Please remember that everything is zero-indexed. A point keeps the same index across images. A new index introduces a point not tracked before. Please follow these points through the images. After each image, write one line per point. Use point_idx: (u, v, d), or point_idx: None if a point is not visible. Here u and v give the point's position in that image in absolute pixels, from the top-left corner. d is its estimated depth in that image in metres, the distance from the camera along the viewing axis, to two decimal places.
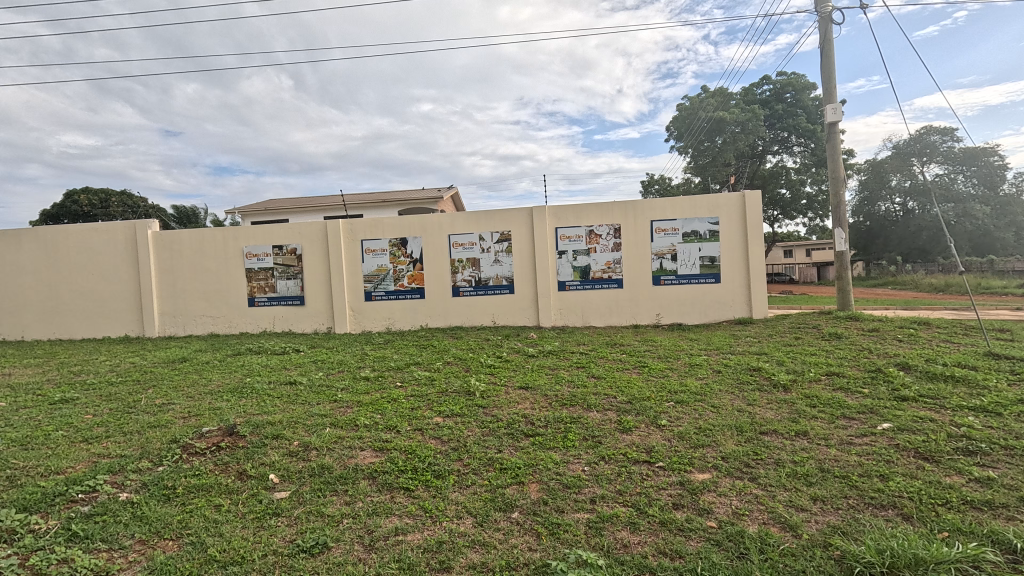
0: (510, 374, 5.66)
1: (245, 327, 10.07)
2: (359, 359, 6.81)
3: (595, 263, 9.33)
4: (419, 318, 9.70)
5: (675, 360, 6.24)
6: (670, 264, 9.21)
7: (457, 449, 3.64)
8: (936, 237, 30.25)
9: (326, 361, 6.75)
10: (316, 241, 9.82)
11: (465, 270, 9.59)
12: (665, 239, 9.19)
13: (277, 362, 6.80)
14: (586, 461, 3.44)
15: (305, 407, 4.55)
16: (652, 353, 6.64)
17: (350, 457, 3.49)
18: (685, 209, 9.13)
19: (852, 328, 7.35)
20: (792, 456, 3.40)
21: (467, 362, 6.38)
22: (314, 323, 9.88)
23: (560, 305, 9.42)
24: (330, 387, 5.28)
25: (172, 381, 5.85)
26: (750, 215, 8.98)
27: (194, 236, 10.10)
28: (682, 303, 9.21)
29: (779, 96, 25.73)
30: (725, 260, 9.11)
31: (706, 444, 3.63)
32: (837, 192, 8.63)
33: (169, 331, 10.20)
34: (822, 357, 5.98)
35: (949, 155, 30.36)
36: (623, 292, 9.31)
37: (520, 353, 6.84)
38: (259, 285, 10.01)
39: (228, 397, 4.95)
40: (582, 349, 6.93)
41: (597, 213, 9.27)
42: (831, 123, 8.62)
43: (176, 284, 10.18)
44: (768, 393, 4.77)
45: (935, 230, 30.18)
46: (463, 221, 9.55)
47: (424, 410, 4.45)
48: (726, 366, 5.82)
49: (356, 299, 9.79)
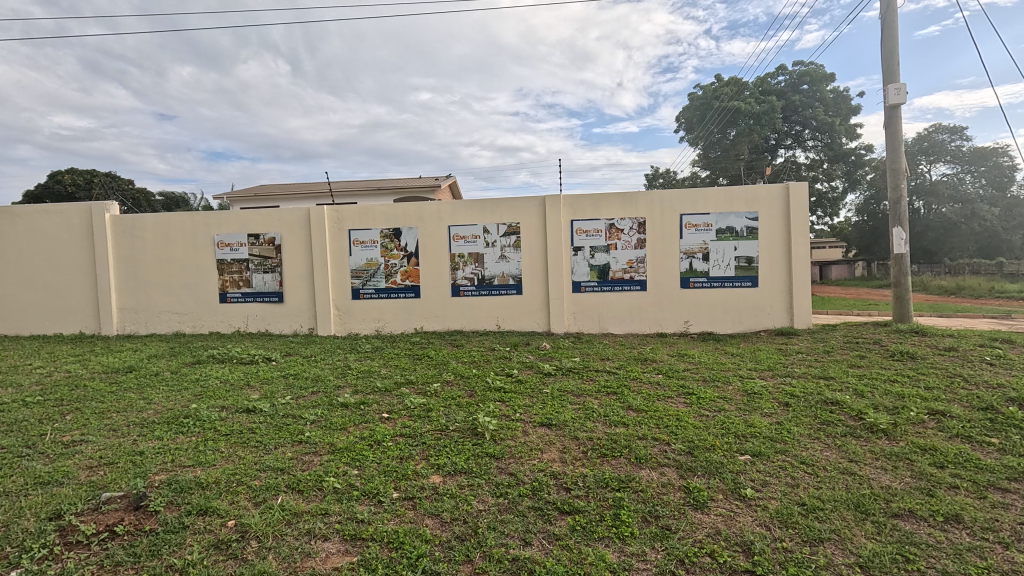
0: (527, 403, 4.51)
1: (216, 326, 8.88)
2: (339, 374, 5.65)
3: (615, 262, 8.19)
4: (413, 320, 8.55)
5: (726, 386, 5.09)
6: (701, 265, 8.08)
7: (466, 540, 2.49)
8: (941, 238, 28.80)
9: (300, 376, 5.57)
10: (297, 230, 8.62)
11: (466, 267, 8.42)
12: (697, 235, 8.04)
13: (241, 376, 5.62)
14: (657, 570, 2.31)
15: (257, 454, 3.38)
16: (695, 374, 5.49)
17: (306, 556, 2.35)
18: (720, 202, 7.99)
19: (923, 346, 6.23)
20: (966, 569, 2.28)
21: (472, 382, 5.20)
22: (295, 323, 8.71)
23: (574, 309, 8.29)
24: (297, 420, 4.12)
25: (102, 403, 4.66)
26: (795, 209, 7.82)
27: (159, 222, 8.88)
28: (714, 310, 8.08)
29: (796, 86, 24.59)
30: (765, 261, 7.98)
31: (827, 540, 2.49)
32: (895, 185, 7.51)
33: (129, 329, 9.00)
34: (909, 386, 4.85)
35: (960, 156, 29.37)
36: (646, 295, 8.18)
37: (534, 371, 5.69)
38: (232, 279, 8.81)
39: (160, 434, 3.77)
40: (609, 367, 5.78)
41: (619, 204, 8.12)
42: (892, 106, 7.48)
43: (138, 276, 8.97)
44: (869, 444, 3.63)
45: (942, 229, 28.62)
46: (465, 211, 8.37)
47: (416, 464, 3.31)
48: (793, 396, 4.70)
49: (342, 298, 8.62)
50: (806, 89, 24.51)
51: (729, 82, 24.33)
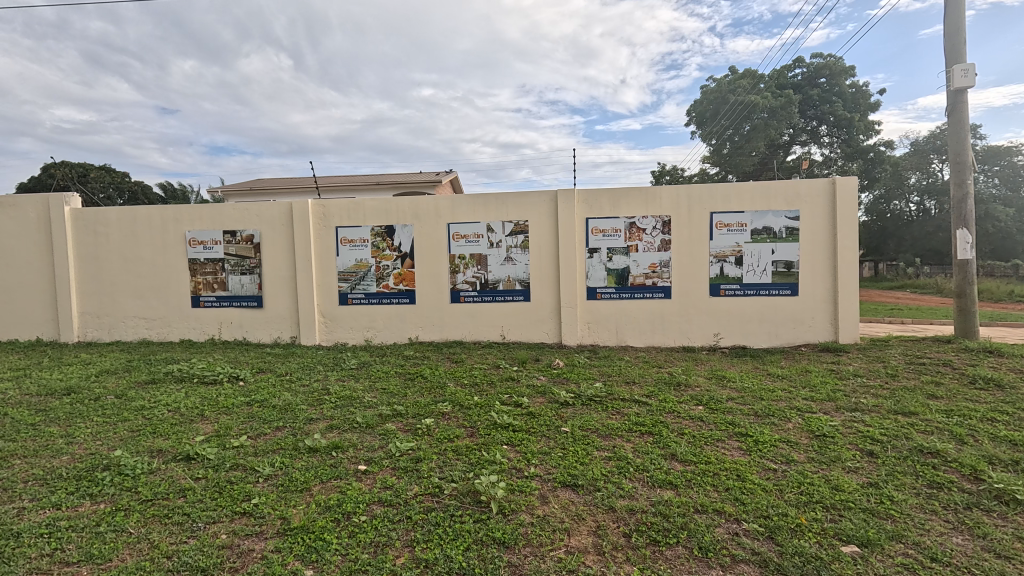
0: (543, 450, 3.59)
1: (188, 334, 7.96)
2: (315, 401, 4.72)
3: (635, 265, 7.24)
4: (407, 329, 7.62)
5: (785, 424, 4.15)
6: (733, 270, 7.13)
7: None
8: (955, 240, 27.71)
9: (266, 404, 4.62)
10: (279, 227, 7.68)
11: (468, 270, 7.49)
12: (729, 236, 7.09)
13: (196, 403, 4.68)
14: None
15: (177, 540, 2.44)
16: (743, 407, 4.53)
17: None
18: (756, 199, 7.04)
19: (1005, 370, 5.27)
20: None
21: (473, 416, 4.25)
22: (275, 330, 7.79)
23: (589, 318, 7.35)
24: (247, 476, 3.16)
25: (12, 442, 3.72)
26: (843, 207, 6.86)
27: (124, 216, 7.94)
28: (747, 321, 7.14)
29: (813, 80, 23.69)
30: (806, 267, 7.03)
31: None
32: (960, 181, 6.57)
33: (92, 336, 8.08)
34: (1017, 429, 3.88)
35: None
36: (670, 304, 7.24)
37: (546, 400, 4.73)
38: (206, 281, 7.88)
39: (57, 500, 2.83)
40: (637, 395, 4.82)
41: (641, 200, 7.18)
42: (958, 90, 6.53)
43: (100, 277, 8.04)
44: (1012, 526, 2.68)
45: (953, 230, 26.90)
46: (467, 206, 7.42)
47: (396, 559, 2.37)
48: (874, 442, 3.74)
49: (328, 303, 7.69)
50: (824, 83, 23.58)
51: (745, 75, 23.35)
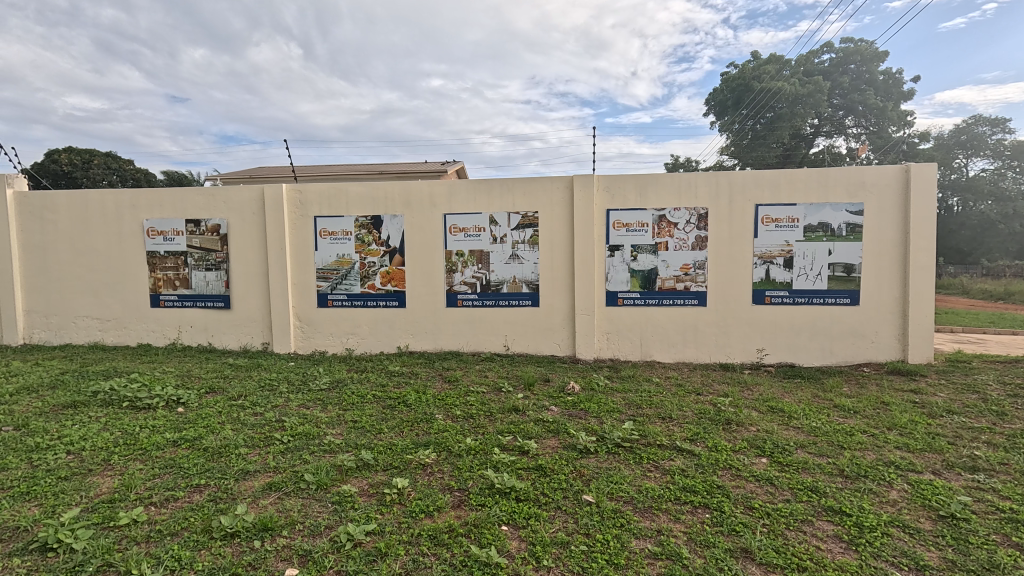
0: (560, 539, 2.49)
1: (145, 337, 6.96)
2: (261, 441, 3.65)
3: (664, 266, 6.11)
4: (396, 336, 6.57)
5: (887, 493, 3.03)
6: (781, 274, 5.98)
7: None
8: (978, 237, 25.79)
9: (196, 445, 3.56)
10: (249, 216, 6.62)
11: (466, 269, 6.40)
12: (777, 234, 5.94)
13: (109, 440, 3.62)
14: None
15: None
16: (823, 462, 3.41)
17: None
18: (811, 190, 5.87)
19: None
20: None
21: (464, 471, 3.17)
22: (245, 335, 6.77)
23: (608, 328, 6.26)
24: None
25: None
26: (919, 199, 5.67)
27: (73, 201, 6.90)
28: (797, 334, 6.01)
29: (842, 67, 22.26)
30: (871, 271, 5.86)
31: None
32: None
33: (39, 338, 7.10)
34: None
35: (1000, 150, 25.73)
36: (705, 313, 6.12)
37: (559, 444, 3.65)
38: (166, 278, 6.85)
39: None
40: (678, 440, 3.70)
41: (673, 189, 6.04)
42: None
43: (48, 270, 7.04)
44: None
45: (979, 228, 25.52)
46: (468, 193, 6.31)
47: None
48: None
49: (306, 306, 6.64)
50: (853, 68, 22.20)
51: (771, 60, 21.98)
